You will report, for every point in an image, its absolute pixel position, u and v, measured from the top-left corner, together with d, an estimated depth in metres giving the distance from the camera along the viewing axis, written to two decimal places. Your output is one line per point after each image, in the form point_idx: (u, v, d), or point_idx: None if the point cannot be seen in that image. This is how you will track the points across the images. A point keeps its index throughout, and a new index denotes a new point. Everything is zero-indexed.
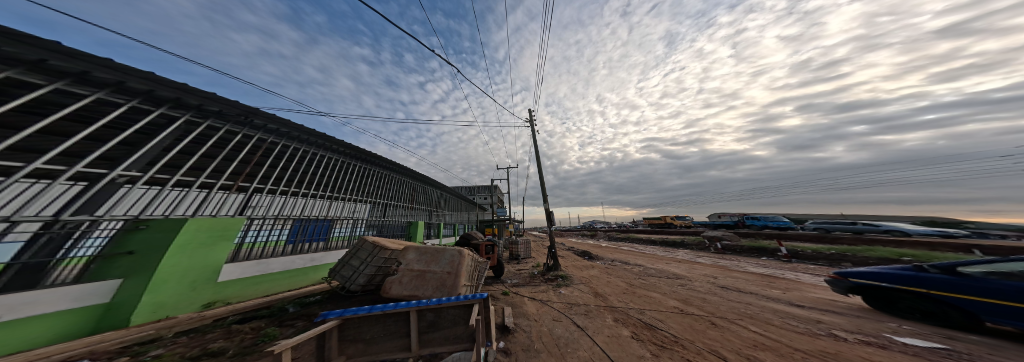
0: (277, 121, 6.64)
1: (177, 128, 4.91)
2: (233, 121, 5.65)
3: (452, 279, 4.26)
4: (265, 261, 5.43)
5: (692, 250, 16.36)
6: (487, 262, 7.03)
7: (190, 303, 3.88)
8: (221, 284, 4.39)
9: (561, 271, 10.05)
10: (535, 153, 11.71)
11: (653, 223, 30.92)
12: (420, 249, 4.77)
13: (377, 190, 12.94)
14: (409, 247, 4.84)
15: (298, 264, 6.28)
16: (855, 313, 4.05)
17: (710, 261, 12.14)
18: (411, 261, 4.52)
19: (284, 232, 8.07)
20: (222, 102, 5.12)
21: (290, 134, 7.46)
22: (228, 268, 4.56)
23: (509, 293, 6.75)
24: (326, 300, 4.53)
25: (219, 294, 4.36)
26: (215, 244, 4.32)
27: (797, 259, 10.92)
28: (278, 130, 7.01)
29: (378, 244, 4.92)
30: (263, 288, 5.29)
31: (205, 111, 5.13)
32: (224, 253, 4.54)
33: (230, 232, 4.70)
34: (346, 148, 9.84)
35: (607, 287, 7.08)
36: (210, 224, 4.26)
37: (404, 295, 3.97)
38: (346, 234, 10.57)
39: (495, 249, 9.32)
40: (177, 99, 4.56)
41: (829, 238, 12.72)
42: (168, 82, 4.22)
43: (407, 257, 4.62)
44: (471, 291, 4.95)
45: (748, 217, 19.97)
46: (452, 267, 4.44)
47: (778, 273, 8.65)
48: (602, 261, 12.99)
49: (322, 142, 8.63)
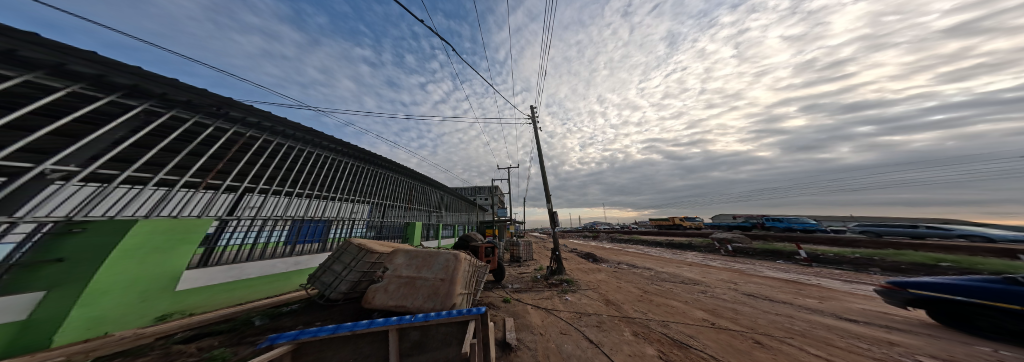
0: (258, 114, 6.16)
1: (134, 118, 4.40)
2: (205, 112, 5.25)
3: (446, 286, 3.67)
4: (240, 266, 4.86)
5: (701, 252, 15.66)
6: (487, 266, 6.47)
7: (137, 316, 3.29)
8: (180, 293, 3.80)
9: (565, 274, 9.41)
10: (538, 150, 11.15)
11: (659, 225, 30.06)
12: (411, 252, 4.16)
13: (374, 189, 12.39)
14: (398, 250, 4.24)
15: (279, 269, 5.66)
16: (944, 335, 3.31)
17: (723, 264, 11.46)
18: (400, 266, 3.92)
19: (282, 233, 7.64)
20: (188, 89, 4.73)
21: (273, 128, 6.97)
22: (188, 274, 3.95)
23: (510, 300, 6.14)
24: (299, 311, 3.81)
25: (177, 305, 3.77)
26: (174, 248, 3.78)
27: (818, 263, 10.23)
28: (260, 124, 6.51)
29: (364, 246, 4.27)
30: (237, 295, 4.72)
31: (170, 101, 4.75)
32: (186, 258, 3.97)
33: (194, 234, 4.12)
34: (335, 144, 9.23)
35: (618, 293, 6.46)
36: (168, 226, 3.73)
37: (390, 306, 3.36)
38: (343, 234, 10.06)
39: (496, 251, 8.74)
40: (133, 85, 4.14)
41: (846, 240, 12.33)
42: (120, 65, 3.78)
43: (395, 261, 4.03)
44: (468, 300, 4.38)
45: (768, 217, 19.11)
46: (446, 273, 3.85)
47: (802, 278, 7.97)
48: (608, 264, 12.32)
49: (307, 137, 8.07)
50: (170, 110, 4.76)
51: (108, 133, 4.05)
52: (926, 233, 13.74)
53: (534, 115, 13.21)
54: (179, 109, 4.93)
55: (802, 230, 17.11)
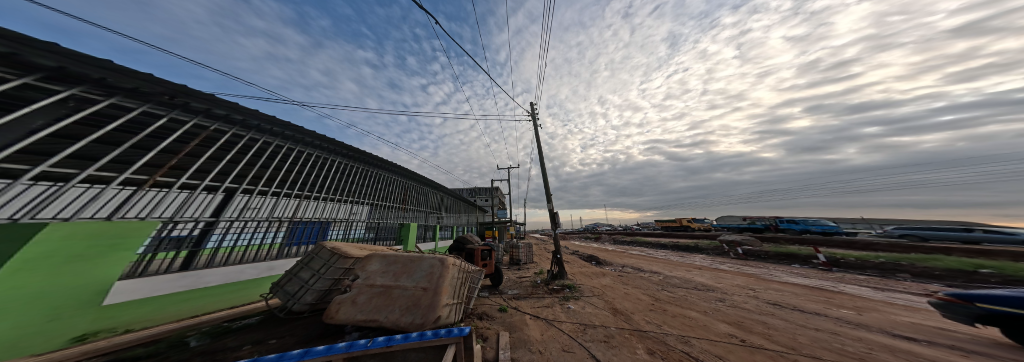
0: (227, 105, 5.68)
1: (62, 105, 3.77)
2: (154, 101, 4.71)
3: (427, 297, 3.10)
4: (201, 272, 4.13)
5: (710, 255, 14.94)
6: (482, 271, 5.88)
7: (40, 339, 2.27)
8: (114, 306, 2.92)
9: (567, 279, 8.81)
10: (539, 147, 10.68)
11: (665, 226, 29.33)
12: (388, 257, 3.59)
13: (369, 189, 11.92)
14: (374, 254, 3.69)
15: (250, 275, 4.89)
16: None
17: (734, 268, 10.81)
18: (373, 273, 3.37)
19: (280, 235, 7.32)
20: (130, 74, 4.16)
21: (251, 123, 6.53)
22: (125, 284, 3.06)
23: (507, 309, 5.57)
24: (254, 327, 3.14)
25: (108, 320, 2.87)
26: (104, 255, 2.81)
27: (838, 268, 9.56)
28: (231, 117, 6.01)
29: (338, 250, 3.71)
30: (194, 306, 3.97)
31: (111, 88, 4.20)
32: (122, 265, 3.01)
33: (134, 240, 3.16)
34: (320, 141, 8.64)
35: (626, 301, 5.87)
36: (96, 228, 2.75)
37: (358, 321, 2.80)
38: (343, 236, 9.99)
39: (493, 254, 8.17)
40: (59, 68, 3.54)
41: (862, 243, 11.86)
42: (34, 42, 3.12)
43: (368, 268, 3.45)
44: (455, 312, 3.80)
45: (782, 219, 18.30)
46: (428, 282, 3.29)
47: (827, 285, 7.29)
48: (612, 267, 11.73)
49: (287, 132, 7.52)
50: (109, 98, 4.17)
51: (18, 121, 3.34)
52: (981, 236, 12.76)
53: (535, 113, 12.68)
54: (121, 98, 4.34)
55: (821, 233, 16.21)
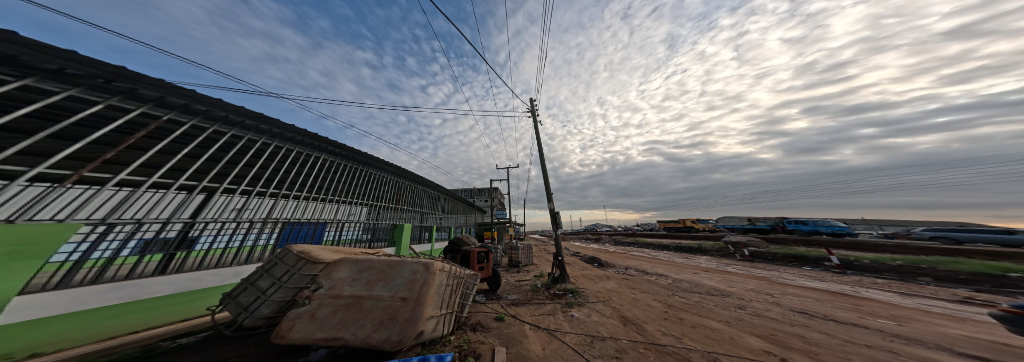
0: (179, 92, 5.24)
1: None
2: (86, 85, 4.19)
3: (408, 309, 2.58)
4: (148, 281, 3.66)
5: (715, 257, 14.45)
6: (478, 276, 5.32)
7: None
8: (14, 327, 2.39)
9: (568, 283, 8.28)
10: (540, 145, 10.30)
11: (670, 228, 28.90)
12: (361, 262, 3.08)
13: (361, 189, 11.43)
14: (344, 258, 3.17)
15: (207, 282, 4.39)
16: None
17: (742, 270, 10.37)
18: (340, 281, 2.83)
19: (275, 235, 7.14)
20: (47, 49, 3.55)
21: (220, 116, 6.17)
22: (41, 298, 2.59)
23: (505, 317, 5.02)
24: (182, 351, 2.57)
25: (5, 344, 2.34)
26: (7, 264, 2.34)
27: (852, 271, 9.14)
28: (194, 108, 5.68)
29: (304, 254, 3.21)
30: (129, 322, 3.43)
31: (26, 68, 3.56)
32: (27, 278, 2.52)
33: (42, 248, 2.68)
34: (300, 136, 8.23)
35: (634, 308, 5.38)
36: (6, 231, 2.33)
37: (317, 341, 2.22)
38: (337, 238, 9.62)
39: (490, 256, 7.61)
40: None
41: (868, 244, 11.65)
42: None
43: (336, 276, 2.93)
44: (440, 325, 3.27)
45: (789, 221, 17.93)
46: (410, 290, 2.78)
47: (843, 290, 6.86)
48: (615, 270, 11.25)
49: (262, 126, 7.14)
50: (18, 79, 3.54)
51: None
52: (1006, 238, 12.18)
53: (535, 108, 12.30)
54: (39, 80, 3.75)
55: (832, 234, 15.76)
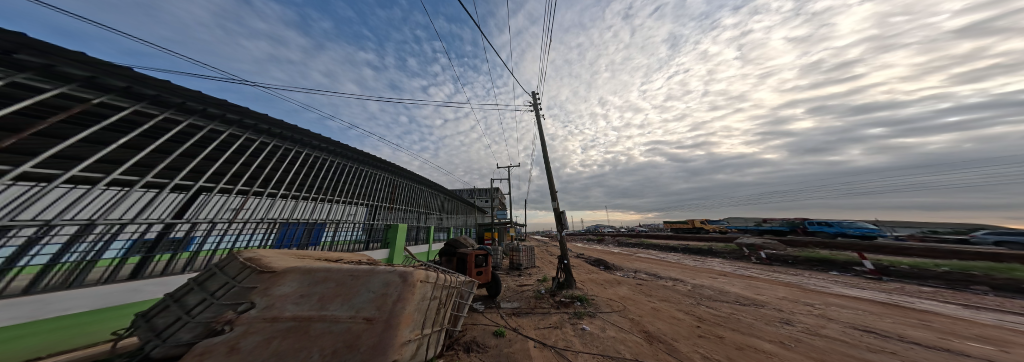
0: (152, 82, 4.47)
1: None
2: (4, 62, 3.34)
3: (372, 333, 1.82)
4: (59, 294, 2.67)
5: (729, 260, 13.64)
6: (474, 283, 4.56)
7: None
8: None
9: (575, 288, 7.56)
10: (543, 139, 9.66)
11: (677, 228, 28.07)
12: (316, 272, 2.02)
13: (361, 188, 10.75)
14: (292, 268, 2.02)
15: (143, 294, 3.55)
16: None
17: (763, 275, 9.57)
18: (283, 299, 1.72)
19: (274, 236, 6.68)
20: None
21: (207, 111, 5.40)
22: None
23: (505, 332, 4.24)
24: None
25: None
26: None
27: (890, 278, 8.36)
28: (165, 100, 4.77)
29: (259, 264, 2.20)
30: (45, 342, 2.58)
31: None
32: None
33: None
34: (298, 133, 7.44)
35: (655, 320, 4.66)
36: None
37: None
38: (335, 239, 8.79)
39: (490, 259, 6.85)
40: None
41: (895, 247, 11.05)
42: None
43: (275, 290, 1.77)
44: (425, 351, 2.58)
45: (811, 222, 17.01)
46: (376, 307, 1.98)
47: (892, 300, 6.08)
48: (623, 273, 10.51)
49: (256, 124, 6.38)
50: None
51: None
52: None
53: (537, 103, 11.60)
54: None
55: (861, 236, 14.89)
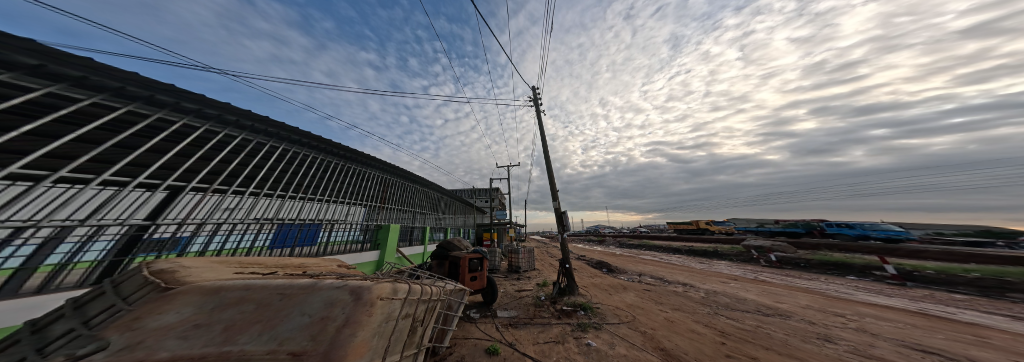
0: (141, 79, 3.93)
1: None
2: None
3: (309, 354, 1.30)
4: None
5: (736, 263, 13.10)
6: (465, 292, 3.98)
7: None
8: None
9: (578, 294, 7.02)
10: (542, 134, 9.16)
11: (680, 229, 27.55)
12: (228, 291, 1.50)
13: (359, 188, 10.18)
14: (192, 287, 1.46)
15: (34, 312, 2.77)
16: None
17: (778, 280, 8.99)
18: (161, 331, 1.16)
19: (267, 236, 6.19)
20: None
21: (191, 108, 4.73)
22: None
23: (500, 349, 3.67)
24: None
25: None
26: None
27: (915, 284, 7.80)
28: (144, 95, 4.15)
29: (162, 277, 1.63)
30: None
31: None
32: None
33: None
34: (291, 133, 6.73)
35: (671, 333, 4.11)
36: None
37: None
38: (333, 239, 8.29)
39: (485, 263, 6.22)
40: None
41: (912, 250, 10.57)
42: None
43: (158, 319, 1.23)
44: None
45: (829, 224, 16.50)
46: (320, 314, 1.55)
47: (925, 310, 5.54)
48: (627, 277, 9.97)
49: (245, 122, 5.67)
50: None
51: None
52: None
53: (537, 98, 11.10)
54: None
55: (884, 238, 14.33)
